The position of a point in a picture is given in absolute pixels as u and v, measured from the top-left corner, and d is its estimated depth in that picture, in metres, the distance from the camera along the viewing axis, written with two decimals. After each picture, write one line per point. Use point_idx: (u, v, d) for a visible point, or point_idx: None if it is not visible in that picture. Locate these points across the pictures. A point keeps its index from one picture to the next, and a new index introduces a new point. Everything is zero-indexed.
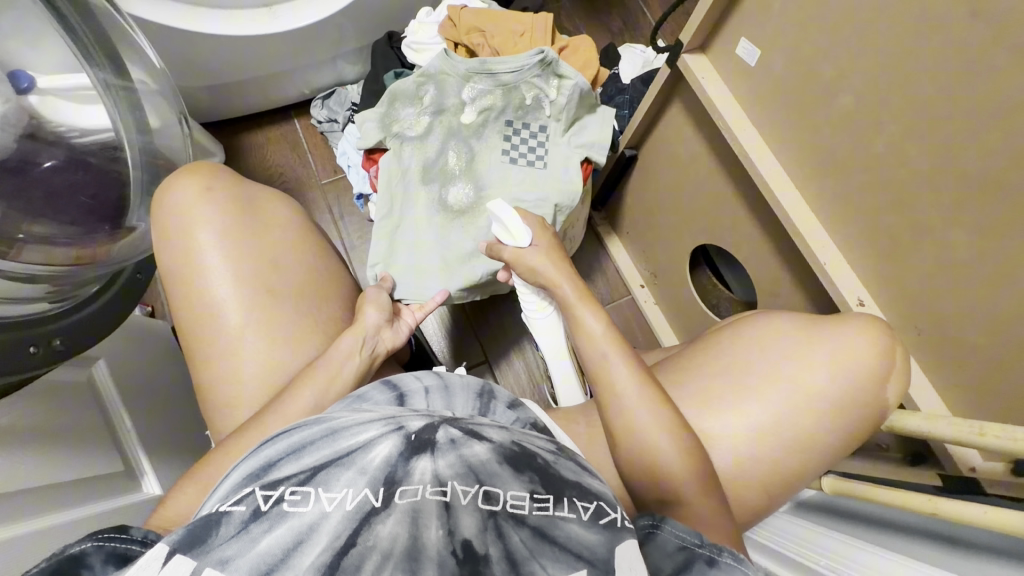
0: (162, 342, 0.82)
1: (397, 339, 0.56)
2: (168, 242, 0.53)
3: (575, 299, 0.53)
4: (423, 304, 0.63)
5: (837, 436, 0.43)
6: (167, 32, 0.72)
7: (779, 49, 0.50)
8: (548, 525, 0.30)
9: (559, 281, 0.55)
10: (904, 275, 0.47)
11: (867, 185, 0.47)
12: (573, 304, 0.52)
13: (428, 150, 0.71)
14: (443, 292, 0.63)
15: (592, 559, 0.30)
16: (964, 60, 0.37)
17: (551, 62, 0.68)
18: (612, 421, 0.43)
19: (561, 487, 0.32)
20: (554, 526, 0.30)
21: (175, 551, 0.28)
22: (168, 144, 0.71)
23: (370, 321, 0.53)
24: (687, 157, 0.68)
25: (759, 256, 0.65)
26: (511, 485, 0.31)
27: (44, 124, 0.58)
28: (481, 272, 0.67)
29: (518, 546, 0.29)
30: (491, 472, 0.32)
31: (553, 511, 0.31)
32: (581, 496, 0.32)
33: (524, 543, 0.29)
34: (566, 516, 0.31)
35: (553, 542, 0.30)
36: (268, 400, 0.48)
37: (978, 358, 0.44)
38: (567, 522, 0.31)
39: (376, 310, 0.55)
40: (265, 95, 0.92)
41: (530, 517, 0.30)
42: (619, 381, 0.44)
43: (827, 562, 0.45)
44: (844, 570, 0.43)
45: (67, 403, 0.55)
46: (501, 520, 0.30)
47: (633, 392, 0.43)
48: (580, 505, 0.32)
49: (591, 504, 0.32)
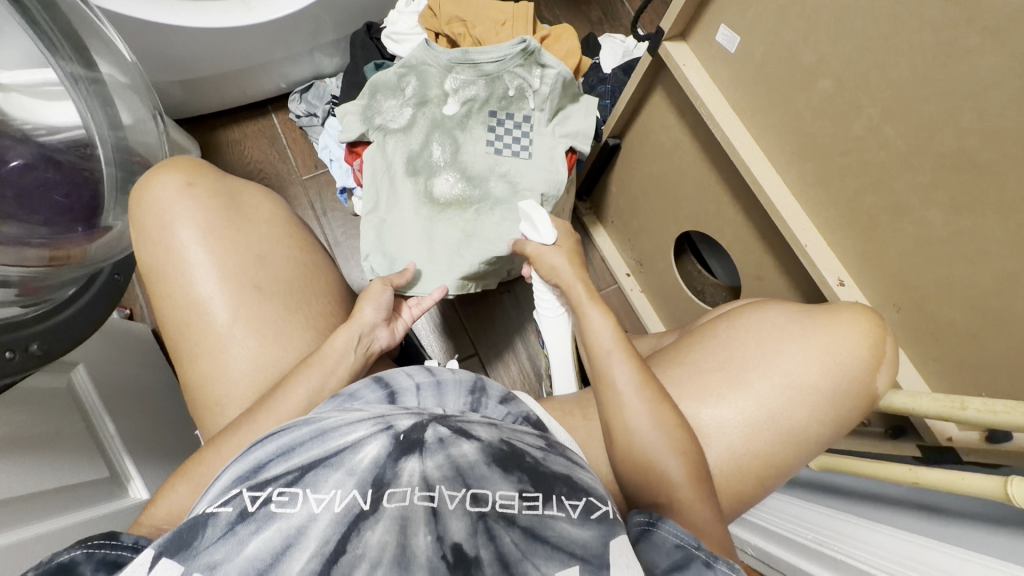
0: (142, 346, 0.80)
1: (392, 340, 0.56)
2: (148, 240, 0.51)
3: (587, 299, 0.53)
4: (421, 301, 0.62)
5: (826, 413, 0.44)
6: (137, 25, 0.70)
7: (760, 35, 0.51)
8: (539, 524, 0.31)
9: (574, 284, 0.55)
10: (883, 255, 0.49)
11: (846, 168, 0.49)
12: (583, 305, 0.53)
13: (412, 141, 0.70)
14: (443, 288, 0.62)
15: (585, 555, 0.30)
16: (937, 44, 0.38)
17: (534, 52, 0.68)
18: (611, 419, 0.43)
19: (550, 485, 0.33)
20: (544, 526, 0.31)
21: (161, 555, 0.28)
22: (143, 141, 0.69)
23: (366, 316, 0.53)
24: (671, 146, 0.69)
25: (743, 241, 0.66)
26: (500, 485, 0.33)
27: (8, 122, 0.56)
28: (476, 261, 0.67)
29: (510, 547, 0.30)
30: (479, 474, 0.33)
31: (542, 510, 0.32)
32: (569, 493, 0.33)
33: (515, 543, 0.30)
34: (555, 515, 0.32)
35: (544, 540, 0.30)
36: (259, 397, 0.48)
37: (954, 331, 0.46)
38: (556, 521, 0.31)
39: (374, 307, 0.54)
40: (240, 89, 0.90)
41: (519, 517, 0.31)
42: (621, 380, 0.44)
43: (832, 542, 0.45)
44: (850, 549, 0.43)
45: (43, 411, 0.54)
46: (491, 520, 0.31)
47: (633, 394, 0.43)
48: (569, 504, 0.33)
49: (580, 501, 0.33)
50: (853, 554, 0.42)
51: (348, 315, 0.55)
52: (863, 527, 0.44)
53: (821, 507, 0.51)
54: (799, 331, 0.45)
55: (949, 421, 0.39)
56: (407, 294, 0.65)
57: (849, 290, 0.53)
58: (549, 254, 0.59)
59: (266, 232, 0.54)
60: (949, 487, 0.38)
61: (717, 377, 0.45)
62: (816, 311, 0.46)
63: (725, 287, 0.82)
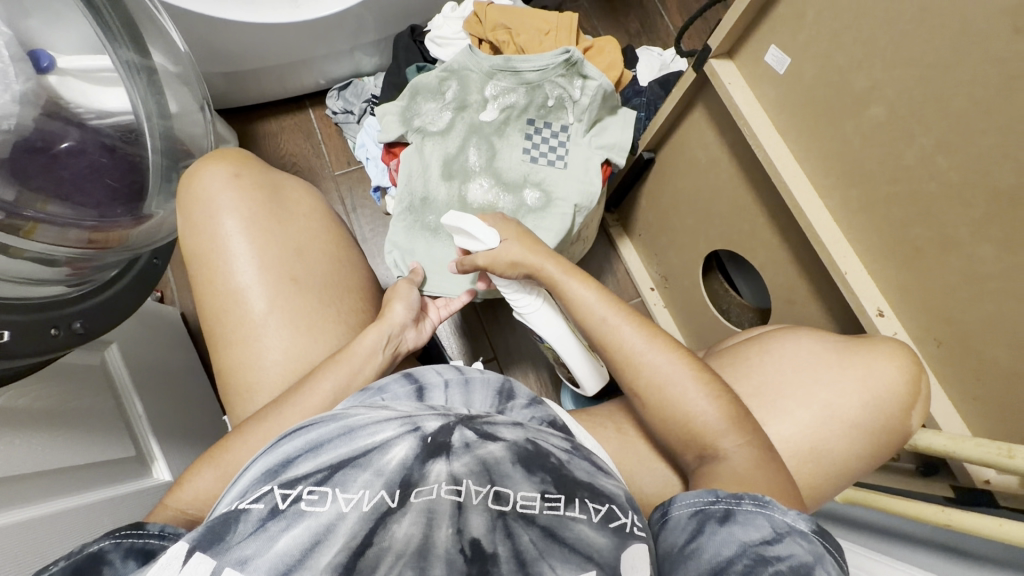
0: (171, 330, 0.81)
1: (419, 341, 0.56)
2: (193, 226, 0.52)
3: (563, 272, 0.51)
4: (448, 301, 0.62)
5: (857, 446, 0.43)
6: (190, 19, 0.72)
7: (812, 57, 0.50)
8: (558, 524, 0.31)
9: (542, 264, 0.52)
10: (927, 288, 0.48)
11: (893, 198, 0.48)
12: (559, 281, 0.50)
13: (449, 144, 0.71)
14: (471, 292, 0.62)
15: (601, 561, 0.30)
16: (1003, 76, 0.37)
17: (576, 62, 0.67)
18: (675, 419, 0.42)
19: (573, 488, 0.33)
20: (564, 526, 0.31)
21: (194, 549, 0.29)
22: (190, 131, 0.71)
23: (396, 317, 0.53)
24: (708, 163, 0.69)
25: (776, 264, 0.65)
26: (522, 485, 0.33)
27: (63, 105, 0.57)
28: None
29: (528, 546, 0.30)
30: (504, 472, 0.33)
31: (563, 511, 0.32)
32: (592, 497, 0.33)
33: (533, 543, 0.30)
34: (576, 516, 0.32)
35: (562, 542, 0.31)
36: (303, 377, 0.49)
37: (995, 370, 0.45)
38: (576, 523, 0.32)
39: (402, 307, 0.54)
40: (282, 84, 0.92)
41: (540, 516, 0.31)
42: (660, 366, 0.42)
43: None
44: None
45: (76, 389, 0.55)
46: (510, 519, 0.31)
47: (675, 378, 0.42)
48: (591, 506, 0.33)
49: (602, 506, 0.33)
50: None
51: (378, 313, 0.56)
52: (879, 562, 0.43)
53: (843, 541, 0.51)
54: (837, 361, 0.45)
55: (991, 466, 0.39)
56: (424, 290, 0.65)
57: (888, 321, 0.51)
58: (503, 247, 0.54)
59: (305, 226, 0.55)
60: (984, 533, 0.38)
61: (753, 402, 0.45)
62: (851, 342, 0.46)
63: (752, 308, 0.81)
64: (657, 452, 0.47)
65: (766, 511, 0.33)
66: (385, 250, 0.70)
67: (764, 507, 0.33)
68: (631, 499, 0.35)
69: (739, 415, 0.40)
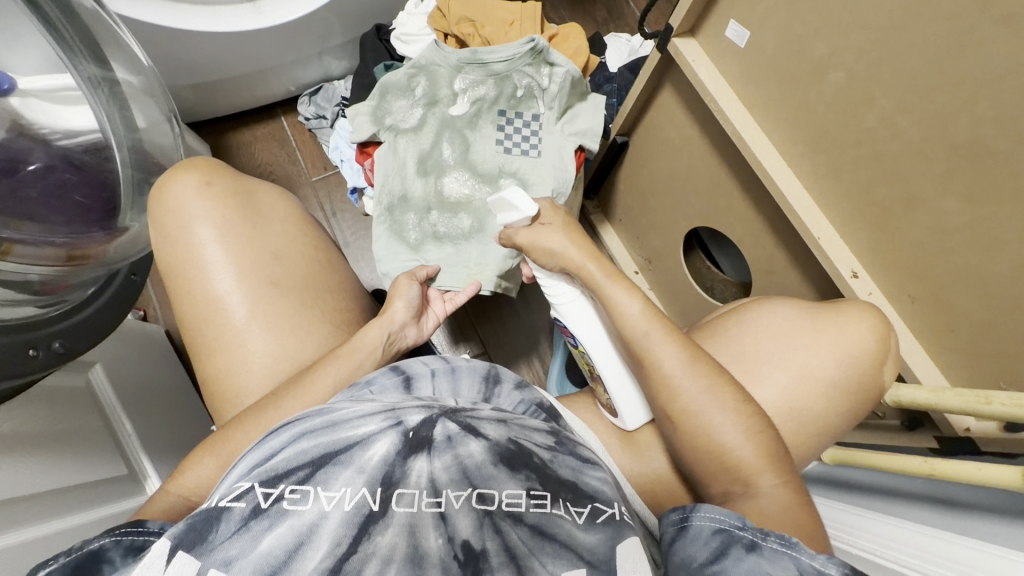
0: (156, 347, 0.80)
1: (420, 338, 0.56)
2: (166, 238, 0.52)
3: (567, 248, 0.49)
4: (452, 295, 0.62)
5: (834, 405, 0.44)
6: (150, 32, 0.71)
7: (770, 29, 0.51)
8: (547, 522, 0.32)
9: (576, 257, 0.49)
10: (898, 247, 0.49)
11: (858, 160, 0.49)
12: (603, 287, 0.47)
13: (422, 140, 0.71)
14: (477, 284, 0.62)
15: (592, 559, 0.31)
16: (953, 33, 0.38)
17: (542, 51, 0.68)
18: (665, 405, 0.42)
19: (557, 487, 0.34)
20: (552, 524, 0.32)
21: (177, 549, 0.29)
22: (157, 143, 0.70)
23: (397, 315, 0.53)
24: (680, 143, 0.70)
25: (754, 235, 0.66)
26: (507, 485, 0.33)
27: (30, 128, 0.58)
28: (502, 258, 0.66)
29: (517, 542, 0.31)
30: (486, 475, 0.34)
31: (550, 509, 0.32)
32: (575, 500, 0.33)
33: (522, 540, 0.31)
34: (562, 514, 0.32)
35: (551, 539, 0.31)
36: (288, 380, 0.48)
37: (967, 321, 0.46)
38: (562, 521, 0.32)
39: (404, 305, 0.54)
40: (252, 92, 0.91)
41: (527, 514, 0.32)
42: (668, 359, 0.43)
43: (852, 536, 0.45)
44: (866, 544, 0.42)
45: (65, 408, 0.55)
46: (497, 518, 0.32)
47: (689, 380, 0.42)
48: (575, 509, 0.33)
49: (585, 507, 0.33)
50: (867, 550, 0.41)
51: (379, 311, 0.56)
52: (878, 521, 0.44)
53: (840, 503, 0.51)
54: (809, 325, 0.46)
55: (972, 415, 0.39)
56: (437, 285, 0.65)
57: (862, 282, 0.53)
58: (541, 234, 0.51)
59: (280, 229, 0.54)
60: (964, 478, 0.39)
61: (732, 369, 0.46)
62: (824, 306, 0.47)
63: (735, 283, 0.82)
64: (648, 426, 0.48)
65: (793, 552, 0.31)
66: (379, 270, 0.69)
67: (791, 548, 0.31)
68: (616, 493, 0.36)
69: (745, 398, 0.42)
